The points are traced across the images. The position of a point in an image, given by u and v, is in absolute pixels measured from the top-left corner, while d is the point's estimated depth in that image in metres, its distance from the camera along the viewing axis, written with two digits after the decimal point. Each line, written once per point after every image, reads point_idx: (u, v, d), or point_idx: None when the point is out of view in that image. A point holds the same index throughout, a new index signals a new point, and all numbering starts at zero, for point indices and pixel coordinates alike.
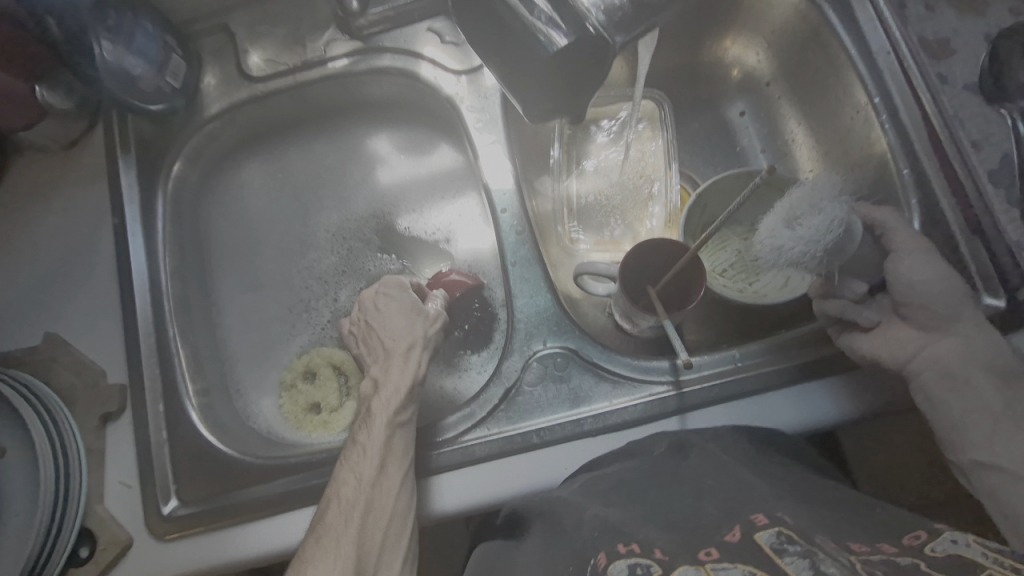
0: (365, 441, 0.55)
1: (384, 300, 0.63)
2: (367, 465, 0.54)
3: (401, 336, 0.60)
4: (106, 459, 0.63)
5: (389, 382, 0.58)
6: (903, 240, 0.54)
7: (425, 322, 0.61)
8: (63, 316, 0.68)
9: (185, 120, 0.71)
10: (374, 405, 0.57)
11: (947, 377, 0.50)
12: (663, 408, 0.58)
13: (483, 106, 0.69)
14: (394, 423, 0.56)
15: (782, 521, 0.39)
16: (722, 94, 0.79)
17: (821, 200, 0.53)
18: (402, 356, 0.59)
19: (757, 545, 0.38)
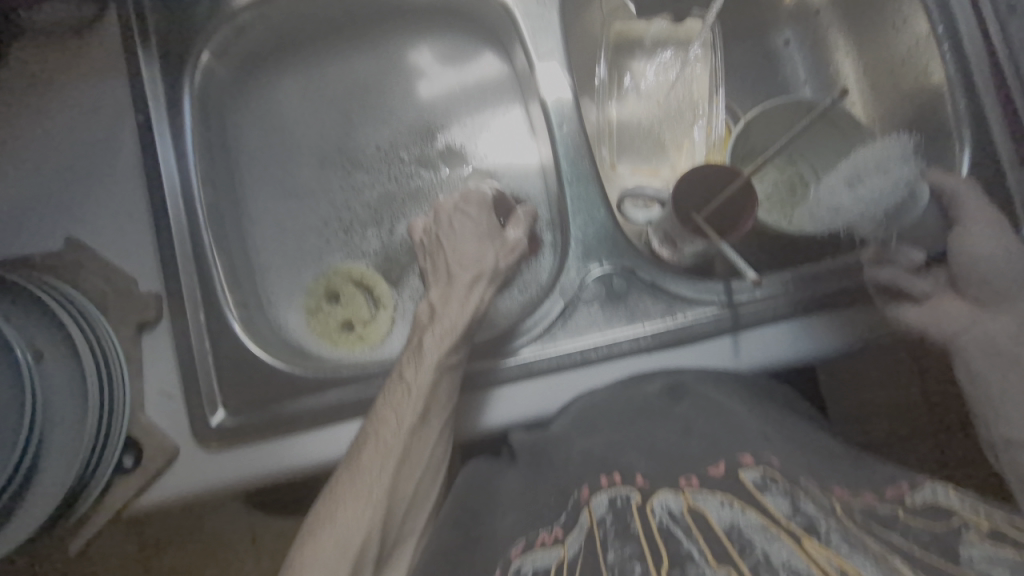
0: (411, 380, 0.54)
1: (461, 219, 0.63)
2: (409, 409, 0.53)
3: (469, 265, 0.60)
4: (145, 369, 0.61)
5: (442, 320, 0.57)
6: (976, 208, 0.57)
7: (496, 250, 0.62)
8: (84, 220, 0.63)
9: (211, 10, 0.65)
10: (425, 344, 0.56)
11: (996, 353, 0.53)
12: (718, 327, 0.59)
13: (540, 13, 0.65)
14: (442, 365, 0.55)
15: (770, 463, 0.44)
16: (771, 21, 0.77)
17: (892, 162, 0.62)
18: (462, 291, 0.58)
19: (741, 482, 0.43)
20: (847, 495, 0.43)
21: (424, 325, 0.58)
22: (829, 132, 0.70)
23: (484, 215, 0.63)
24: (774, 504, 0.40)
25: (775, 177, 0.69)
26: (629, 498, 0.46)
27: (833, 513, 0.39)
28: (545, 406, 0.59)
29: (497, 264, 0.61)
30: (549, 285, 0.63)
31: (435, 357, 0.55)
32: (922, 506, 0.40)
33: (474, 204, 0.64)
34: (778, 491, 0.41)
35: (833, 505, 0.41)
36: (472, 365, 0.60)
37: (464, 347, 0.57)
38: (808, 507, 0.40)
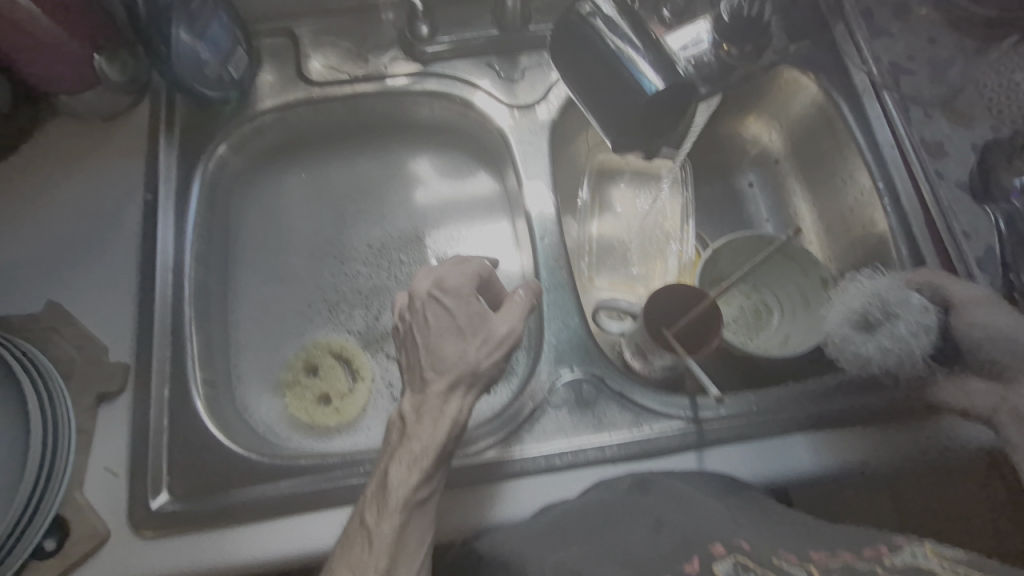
0: (374, 525, 0.48)
1: (437, 309, 0.55)
2: (371, 564, 0.46)
3: (446, 368, 0.52)
4: (95, 442, 0.59)
5: (409, 444, 0.50)
6: (960, 292, 0.58)
7: (478, 346, 0.53)
8: (70, 287, 0.65)
9: (235, 111, 0.73)
10: (391, 478, 0.49)
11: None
12: (683, 442, 0.59)
13: (531, 140, 0.73)
14: (410, 502, 0.49)
15: (739, 548, 0.42)
16: (736, 165, 0.86)
17: (902, 302, 0.60)
18: (435, 408, 0.51)
19: (715, 573, 0.41)
20: (825, 558, 0.41)
21: (392, 452, 0.51)
22: (788, 266, 0.76)
23: (461, 303, 0.55)
24: None
25: (742, 302, 0.78)
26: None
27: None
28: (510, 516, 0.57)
29: (478, 363, 0.52)
30: (520, 388, 0.63)
31: (404, 493, 0.48)
32: (902, 567, 0.38)
33: (451, 291, 0.56)
34: None
35: None
36: None
37: (435, 477, 0.50)
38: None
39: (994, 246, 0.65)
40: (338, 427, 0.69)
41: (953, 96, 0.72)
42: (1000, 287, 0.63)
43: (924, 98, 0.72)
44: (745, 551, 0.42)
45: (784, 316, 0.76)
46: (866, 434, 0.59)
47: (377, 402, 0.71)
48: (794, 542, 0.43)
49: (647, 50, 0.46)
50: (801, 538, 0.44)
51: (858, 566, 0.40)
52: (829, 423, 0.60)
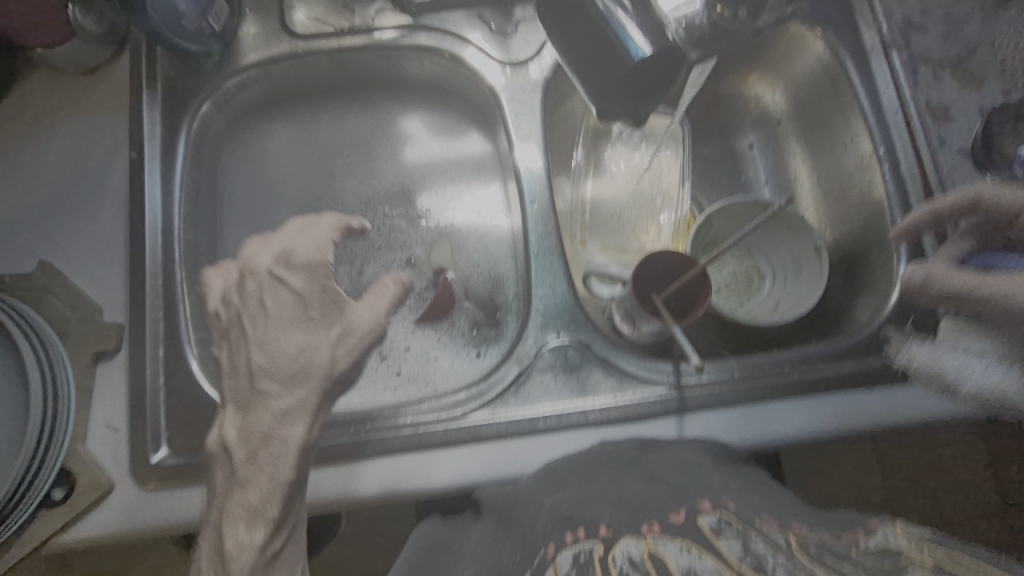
0: None
1: (279, 292, 0.50)
2: None
3: (287, 368, 0.48)
4: (95, 399, 0.61)
5: (245, 492, 0.47)
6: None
7: (333, 342, 0.49)
8: (62, 246, 0.65)
9: (219, 65, 0.71)
10: (228, 545, 0.46)
11: None
12: (664, 408, 0.61)
13: (523, 99, 0.71)
14: (259, 563, 0.46)
15: (726, 506, 0.44)
16: (736, 125, 0.83)
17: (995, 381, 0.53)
18: (275, 440, 0.47)
19: (698, 526, 0.43)
20: (805, 531, 0.43)
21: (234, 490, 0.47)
22: (782, 231, 0.75)
23: (311, 286, 0.50)
24: (728, 548, 0.40)
25: (734, 267, 0.78)
26: (591, 549, 0.42)
27: (785, 552, 0.40)
28: (491, 469, 0.59)
29: (330, 363, 0.48)
30: (507, 352, 0.65)
31: (248, 559, 0.45)
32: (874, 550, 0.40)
33: (298, 269, 0.50)
34: (732, 534, 0.42)
35: (787, 544, 0.41)
36: (424, 426, 0.60)
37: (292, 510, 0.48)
38: (761, 547, 0.40)
39: None
40: None
41: (965, 57, 0.68)
42: None
43: (934, 58, 0.69)
44: (730, 510, 0.44)
45: (776, 281, 0.76)
46: (846, 402, 0.60)
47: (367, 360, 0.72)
48: (778, 514, 0.45)
49: (637, 13, 0.47)
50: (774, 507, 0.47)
51: (835, 546, 0.41)
52: (812, 390, 0.61)
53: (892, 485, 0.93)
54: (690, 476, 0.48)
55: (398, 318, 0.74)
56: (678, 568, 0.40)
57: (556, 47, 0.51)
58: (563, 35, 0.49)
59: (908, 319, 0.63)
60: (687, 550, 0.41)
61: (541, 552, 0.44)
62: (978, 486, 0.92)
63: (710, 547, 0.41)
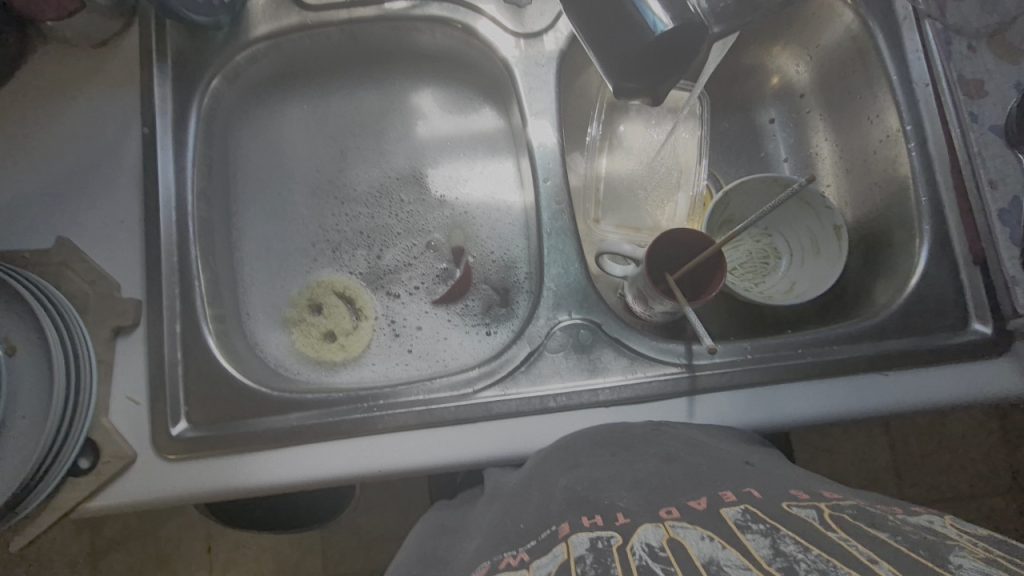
0: None
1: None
2: None
3: None
4: (116, 372, 0.62)
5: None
6: None
7: None
8: (78, 222, 0.66)
9: (228, 37, 0.70)
10: None
11: None
12: (675, 388, 0.60)
13: (538, 73, 0.69)
14: None
15: (749, 499, 0.42)
16: (756, 100, 0.81)
17: None
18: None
19: (722, 517, 0.40)
20: (835, 499, 0.43)
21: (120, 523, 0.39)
22: (800, 211, 0.73)
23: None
24: (754, 543, 0.37)
25: (749, 246, 0.77)
26: (609, 538, 0.40)
27: (817, 535, 0.37)
28: (501, 447, 0.59)
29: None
30: (519, 331, 0.65)
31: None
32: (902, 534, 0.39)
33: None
34: (758, 530, 0.38)
35: (819, 520, 0.39)
36: (436, 402, 0.61)
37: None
38: (791, 544, 0.36)
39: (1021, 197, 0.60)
40: (344, 361, 0.71)
41: None
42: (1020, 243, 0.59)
43: (972, 28, 0.64)
44: (754, 502, 0.42)
45: (792, 262, 0.75)
46: (859, 384, 0.60)
47: (381, 338, 0.73)
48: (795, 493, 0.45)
49: None
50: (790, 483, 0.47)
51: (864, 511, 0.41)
52: (826, 371, 0.60)
53: (904, 464, 0.93)
54: (704, 459, 0.48)
55: (413, 300, 0.75)
56: (697, 552, 0.37)
57: (570, 18, 0.49)
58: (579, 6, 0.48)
59: (928, 302, 0.62)
60: (707, 537, 0.38)
61: (553, 528, 0.43)
62: (991, 466, 0.92)
63: (734, 539, 0.38)
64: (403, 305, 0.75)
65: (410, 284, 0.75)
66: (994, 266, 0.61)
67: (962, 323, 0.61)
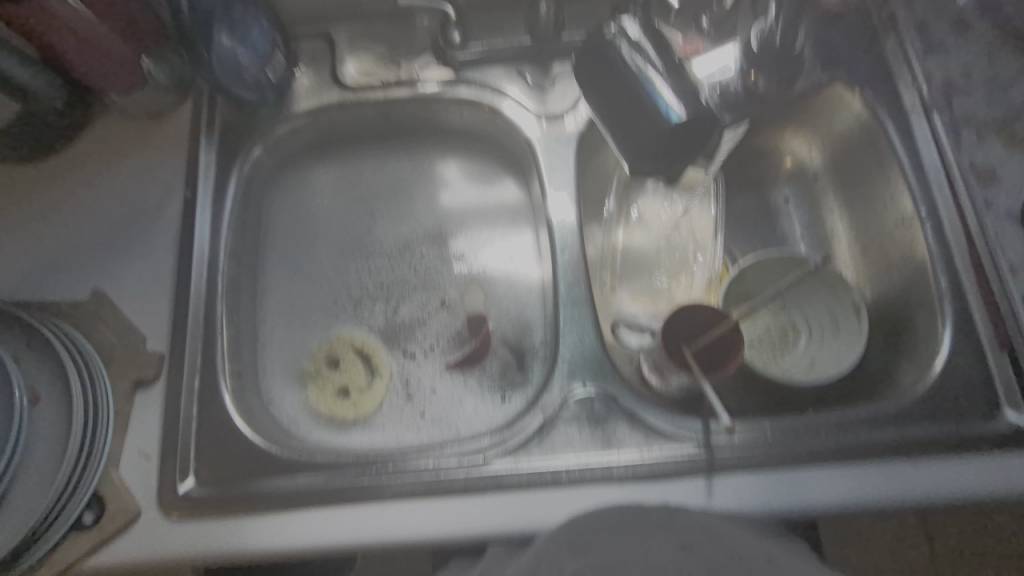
0: None
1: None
2: None
3: None
4: (132, 424, 0.63)
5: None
6: None
7: None
8: (114, 276, 0.69)
9: (271, 112, 0.76)
10: None
11: None
12: (692, 467, 0.59)
13: (557, 151, 0.73)
14: None
15: None
16: (771, 180, 0.83)
17: None
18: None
19: None
20: None
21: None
22: (818, 289, 0.74)
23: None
24: None
25: (767, 321, 0.75)
26: None
27: None
28: (507, 519, 0.57)
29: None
30: (532, 401, 0.64)
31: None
32: None
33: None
34: None
35: None
36: (445, 472, 0.60)
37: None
38: None
39: None
40: (355, 420, 0.71)
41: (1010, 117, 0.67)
42: None
43: (978, 119, 0.67)
44: None
45: (812, 340, 0.73)
46: (885, 471, 0.57)
47: (393, 400, 0.73)
48: None
49: (671, 76, 0.48)
50: None
51: None
52: (847, 456, 0.58)
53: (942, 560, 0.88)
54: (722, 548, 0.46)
55: (428, 360, 0.75)
56: None
57: (590, 103, 0.53)
58: (599, 96, 0.51)
59: (954, 388, 0.60)
60: None
61: None
62: None
63: None
64: (418, 364, 0.75)
65: (426, 342, 0.76)
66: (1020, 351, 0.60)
67: (987, 404, 0.59)
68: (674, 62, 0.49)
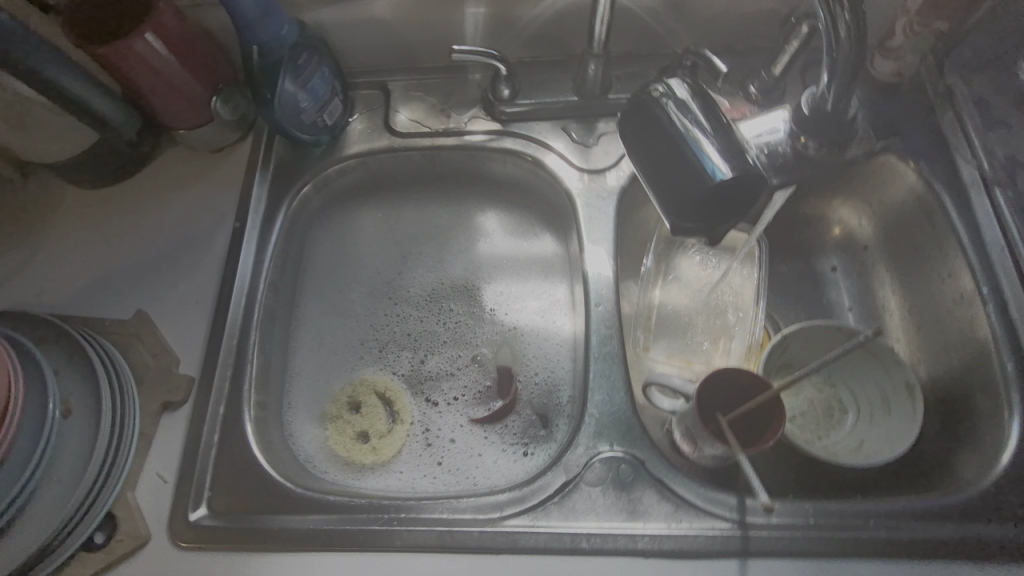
0: None
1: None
2: None
3: None
4: (152, 448, 0.63)
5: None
6: None
7: None
8: (159, 298, 0.71)
9: (324, 153, 0.79)
10: None
11: None
12: (724, 546, 0.54)
13: (597, 204, 0.73)
14: None
15: None
16: (818, 248, 0.80)
17: None
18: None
19: None
20: None
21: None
22: (869, 364, 0.69)
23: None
24: None
25: (811, 395, 0.71)
26: None
27: None
28: None
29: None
30: (554, 458, 0.61)
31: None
32: None
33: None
34: None
35: None
36: (459, 524, 0.57)
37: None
38: None
39: None
40: (372, 465, 0.70)
41: None
42: None
43: None
44: None
45: (861, 417, 0.69)
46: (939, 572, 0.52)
47: (413, 447, 0.71)
48: None
49: (716, 134, 0.47)
50: None
51: None
52: (900, 552, 0.53)
53: None
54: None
55: (449, 410, 0.73)
56: None
57: (632, 157, 0.52)
58: (643, 153, 0.51)
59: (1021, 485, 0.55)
60: None
61: None
62: None
63: None
64: (438, 412, 0.73)
65: (450, 393, 0.75)
66: None
67: None
68: (718, 119, 0.48)
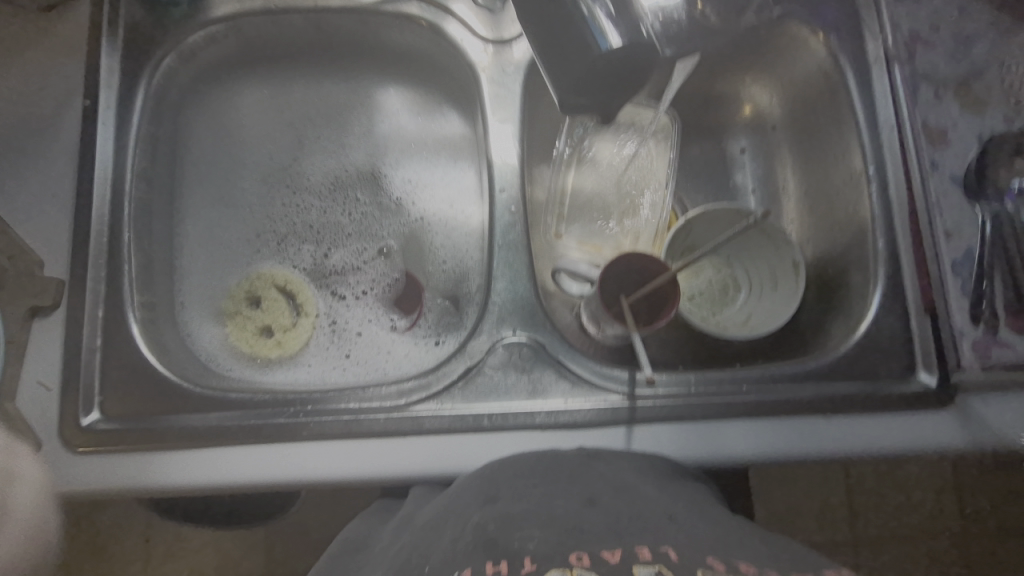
0: None
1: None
2: None
3: None
4: (27, 355, 0.59)
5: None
6: None
7: None
8: (5, 192, 0.62)
9: (185, 14, 0.67)
10: None
11: None
12: (613, 416, 0.59)
13: (502, 81, 0.68)
14: None
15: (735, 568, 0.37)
16: (728, 128, 0.80)
17: None
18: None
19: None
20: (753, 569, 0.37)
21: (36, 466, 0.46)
22: (762, 243, 0.72)
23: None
24: None
25: (710, 275, 0.75)
26: None
27: None
28: (430, 465, 0.57)
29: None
30: (459, 345, 0.62)
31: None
32: None
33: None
34: None
35: None
36: (365, 412, 0.58)
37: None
38: None
39: (974, 249, 0.60)
40: (280, 359, 0.69)
41: (971, 75, 0.64)
42: (970, 294, 0.60)
43: (939, 76, 0.65)
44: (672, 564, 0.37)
45: (751, 294, 0.73)
46: (800, 425, 0.59)
47: (320, 339, 0.71)
48: (709, 540, 0.41)
49: (612, 2, 0.43)
50: (695, 513, 0.45)
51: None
52: (766, 411, 0.59)
53: (855, 504, 1.00)
54: (631, 508, 0.44)
55: (358, 304, 0.73)
56: None
57: (524, 25, 0.47)
58: (542, 30, 0.45)
59: (874, 349, 0.61)
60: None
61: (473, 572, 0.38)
62: (934, 514, 0.99)
63: None
64: (347, 306, 0.72)
65: (357, 288, 0.73)
66: (942, 317, 0.60)
67: (905, 366, 0.60)
68: None
